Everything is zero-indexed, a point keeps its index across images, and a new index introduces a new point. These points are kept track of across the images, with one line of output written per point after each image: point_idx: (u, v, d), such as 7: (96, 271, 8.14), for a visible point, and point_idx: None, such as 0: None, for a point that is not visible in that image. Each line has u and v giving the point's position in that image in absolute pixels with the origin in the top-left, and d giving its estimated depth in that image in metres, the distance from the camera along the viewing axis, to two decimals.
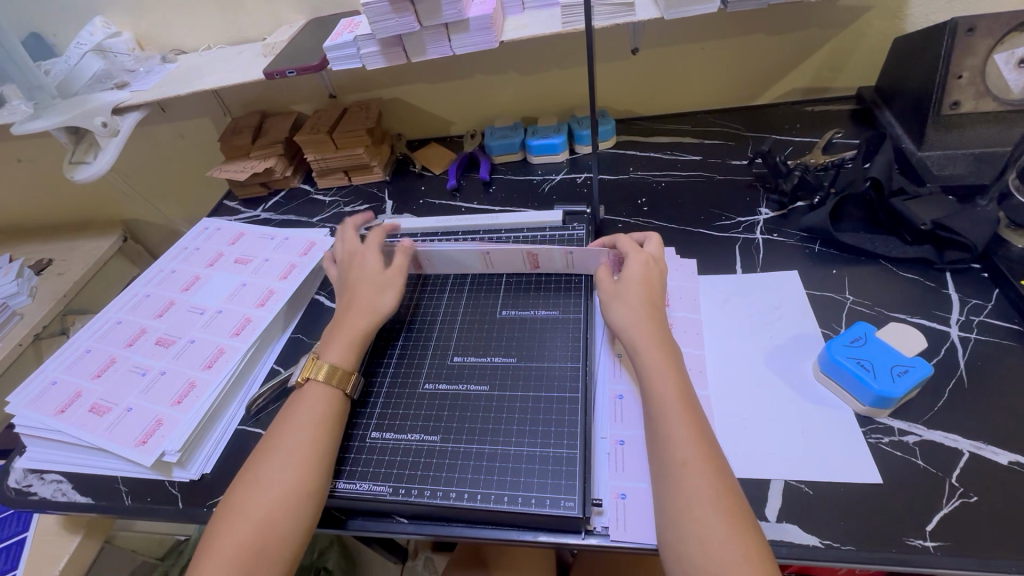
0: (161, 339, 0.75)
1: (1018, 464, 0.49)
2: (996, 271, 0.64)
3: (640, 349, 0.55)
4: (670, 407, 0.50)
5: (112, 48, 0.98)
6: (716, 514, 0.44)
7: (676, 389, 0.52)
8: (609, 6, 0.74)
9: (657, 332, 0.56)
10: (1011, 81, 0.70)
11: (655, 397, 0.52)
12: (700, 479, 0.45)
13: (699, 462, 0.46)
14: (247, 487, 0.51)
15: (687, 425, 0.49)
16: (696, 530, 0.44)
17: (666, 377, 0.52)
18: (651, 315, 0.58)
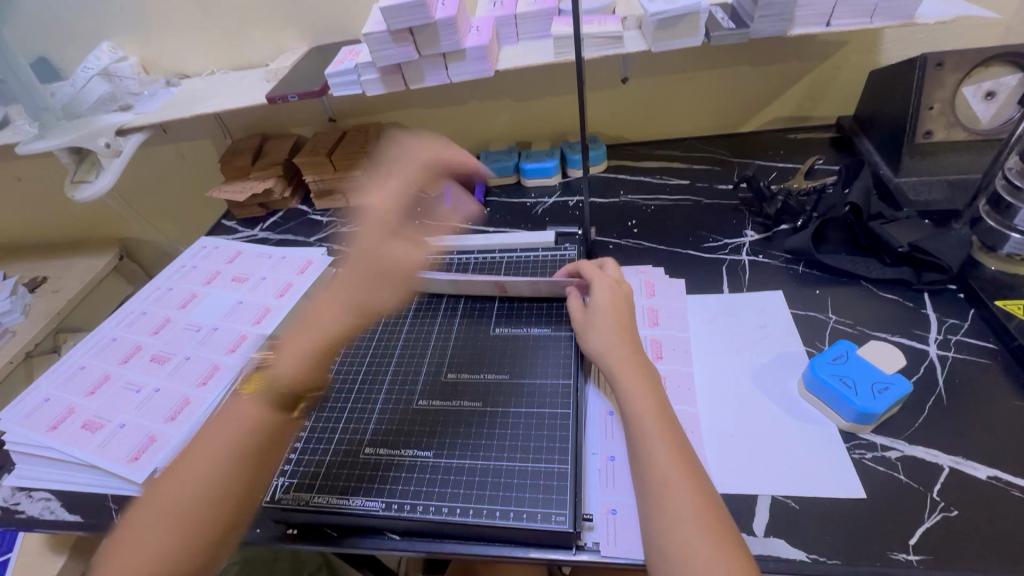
0: (156, 357, 0.76)
1: (996, 478, 0.51)
2: (971, 292, 0.66)
3: (615, 370, 0.57)
4: (649, 426, 0.52)
5: (118, 72, 1.00)
6: (698, 532, 0.44)
7: (654, 410, 0.53)
8: (599, 38, 0.77)
9: (634, 355, 0.58)
10: (980, 112, 0.75)
11: (634, 416, 0.53)
12: (683, 496, 0.47)
13: (681, 482, 0.47)
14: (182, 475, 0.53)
15: (666, 443, 0.50)
16: (681, 549, 0.44)
17: (644, 398, 0.54)
18: (627, 337, 0.60)
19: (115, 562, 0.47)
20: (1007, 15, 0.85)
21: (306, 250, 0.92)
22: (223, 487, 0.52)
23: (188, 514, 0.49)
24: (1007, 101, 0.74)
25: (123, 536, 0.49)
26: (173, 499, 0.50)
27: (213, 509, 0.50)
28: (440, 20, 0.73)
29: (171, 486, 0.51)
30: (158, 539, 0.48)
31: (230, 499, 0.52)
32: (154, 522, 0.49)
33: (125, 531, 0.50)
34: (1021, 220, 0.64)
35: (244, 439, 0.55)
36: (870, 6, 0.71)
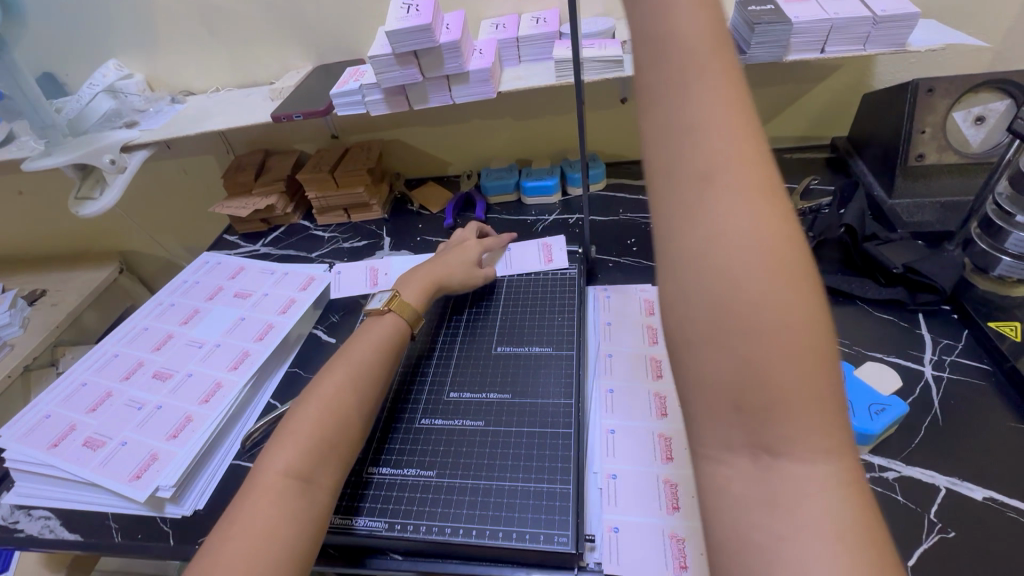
0: (159, 373, 0.76)
1: (992, 500, 0.51)
2: (964, 312, 0.67)
3: (661, 148, 0.31)
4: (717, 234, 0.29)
5: (123, 89, 1.02)
6: (803, 394, 0.27)
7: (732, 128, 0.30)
8: (599, 62, 0.79)
9: (720, 83, 0.30)
10: (970, 136, 0.77)
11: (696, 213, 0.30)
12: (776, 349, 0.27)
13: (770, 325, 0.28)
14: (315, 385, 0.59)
15: (759, 247, 0.28)
16: (766, 414, 0.27)
17: (718, 188, 0.29)
18: (709, 58, 0.31)
19: (287, 447, 0.53)
20: (996, 43, 0.87)
21: (308, 267, 0.92)
22: (369, 391, 0.60)
23: (344, 410, 0.57)
24: (997, 127, 0.76)
25: (287, 426, 0.55)
26: (331, 396, 0.57)
27: (362, 410, 0.58)
28: (444, 44, 0.74)
29: (336, 382, 0.59)
30: (322, 432, 0.55)
31: (371, 402, 0.60)
32: (317, 412, 0.56)
33: (289, 421, 0.55)
34: (1010, 244, 0.66)
35: (384, 356, 0.64)
36: (863, 34, 0.73)
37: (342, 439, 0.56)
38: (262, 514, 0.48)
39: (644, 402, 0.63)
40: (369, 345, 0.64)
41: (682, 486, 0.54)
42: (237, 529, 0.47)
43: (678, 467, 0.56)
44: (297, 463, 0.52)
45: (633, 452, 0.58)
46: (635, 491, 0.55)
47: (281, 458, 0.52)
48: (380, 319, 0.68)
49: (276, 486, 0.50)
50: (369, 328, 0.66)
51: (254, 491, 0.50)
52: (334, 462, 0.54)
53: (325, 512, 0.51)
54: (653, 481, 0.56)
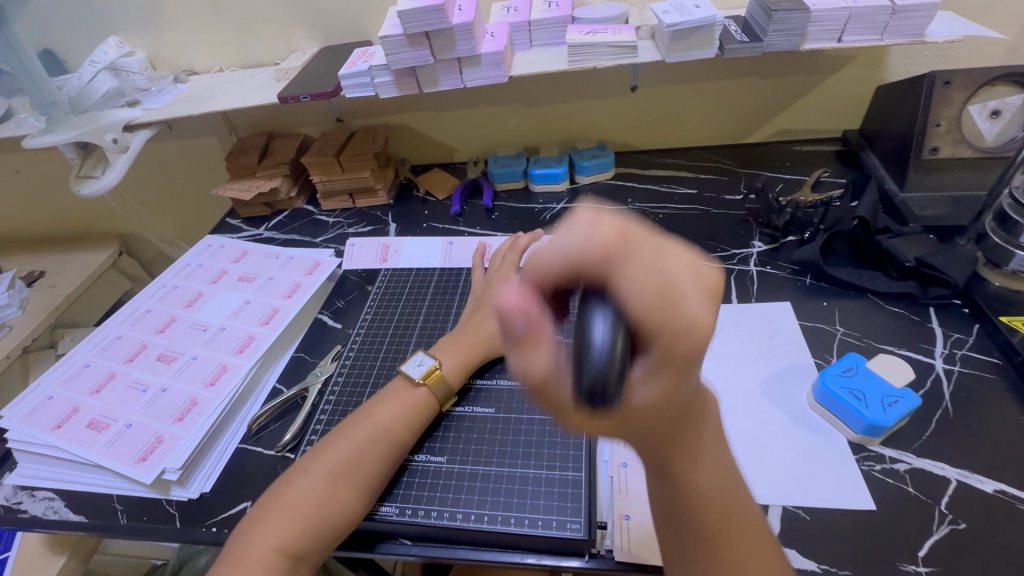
0: (163, 356, 0.75)
1: (1002, 492, 0.52)
2: (976, 306, 0.67)
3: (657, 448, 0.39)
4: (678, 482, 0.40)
5: (125, 67, 1.00)
6: None
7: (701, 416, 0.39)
8: (614, 47, 0.77)
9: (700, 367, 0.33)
10: (984, 130, 0.77)
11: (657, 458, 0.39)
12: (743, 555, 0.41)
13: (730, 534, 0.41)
14: (357, 424, 0.57)
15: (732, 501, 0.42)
16: None
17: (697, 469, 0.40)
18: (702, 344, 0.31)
19: (280, 523, 0.50)
20: (1012, 35, 0.86)
21: (314, 252, 0.91)
22: (378, 473, 0.54)
23: (345, 494, 0.52)
24: (1011, 121, 0.76)
25: (286, 497, 0.51)
26: (336, 472, 0.53)
27: (364, 497, 0.53)
28: (457, 25, 0.73)
29: (344, 458, 0.53)
30: (319, 514, 0.50)
31: (375, 487, 0.54)
32: (320, 490, 0.52)
33: (289, 490, 0.52)
34: None
35: (404, 432, 0.57)
36: (882, 23, 0.72)
37: (341, 521, 0.51)
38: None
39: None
40: (387, 417, 0.57)
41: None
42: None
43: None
44: (287, 543, 0.49)
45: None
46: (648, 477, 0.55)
47: (278, 521, 0.50)
48: (407, 391, 0.60)
49: (262, 565, 0.48)
50: (393, 396, 0.60)
51: (241, 561, 0.48)
52: (325, 544, 0.51)
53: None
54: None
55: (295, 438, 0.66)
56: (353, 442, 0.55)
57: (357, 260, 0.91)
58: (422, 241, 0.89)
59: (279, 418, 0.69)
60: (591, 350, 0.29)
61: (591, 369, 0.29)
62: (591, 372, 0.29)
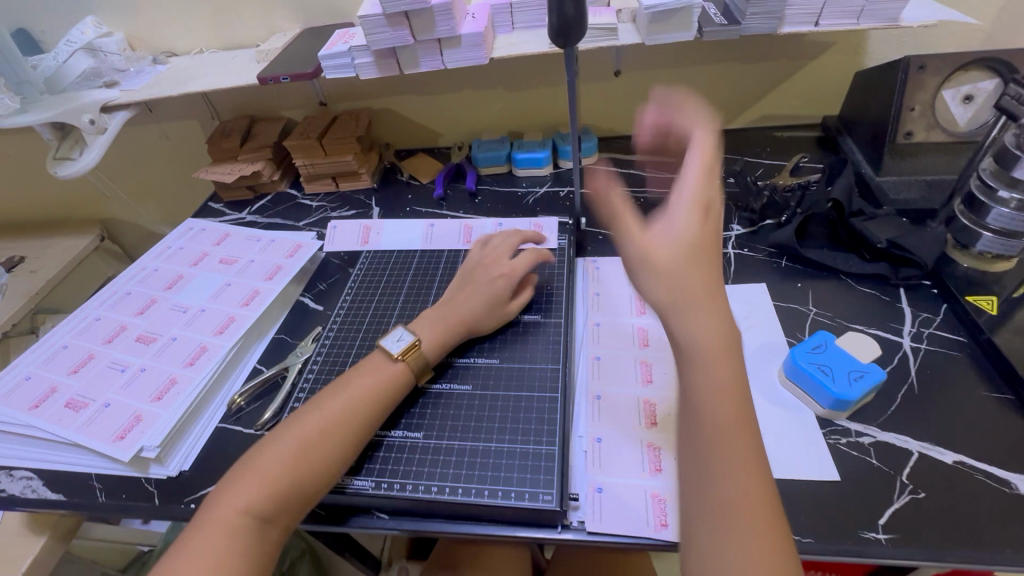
0: (142, 337, 0.75)
1: (961, 462, 0.53)
2: (943, 287, 0.68)
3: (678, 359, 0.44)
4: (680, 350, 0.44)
5: (103, 47, 0.97)
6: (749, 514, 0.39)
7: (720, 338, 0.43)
8: (595, 30, 0.78)
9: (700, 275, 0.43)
10: (957, 115, 0.78)
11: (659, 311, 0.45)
12: (731, 438, 0.41)
13: (723, 414, 0.42)
14: (334, 394, 0.57)
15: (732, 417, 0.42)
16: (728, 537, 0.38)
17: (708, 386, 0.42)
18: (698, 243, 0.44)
19: (246, 485, 0.50)
20: (987, 21, 0.88)
21: (296, 235, 0.91)
22: (347, 445, 0.54)
23: (314, 463, 0.52)
24: (985, 105, 0.77)
25: (255, 461, 0.51)
26: (307, 439, 0.53)
27: (332, 467, 0.53)
28: (436, 5, 0.72)
29: (315, 426, 0.54)
30: (287, 480, 0.50)
31: (343, 458, 0.54)
32: (290, 456, 0.51)
33: (259, 454, 0.52)
34: (993, 220, 0.65)
35: (379, 404, 0.57)
36: (858, 7, 0.73)
37: (309, 489, 0.52)
38: (209, 555, 0.46)
39: (627, 368, 0.64)
40: (362, 391, 0.57)
41: (666, 449, 0.55)
42: (186, 559, 0.46)
43: (664, 432, 0.57)
44: (253, 507, 0.49)
45: (618, 417, 0.59)
46: (621, 451, 0.56)
47: (246, 490, 0.49)
48: (385, 365, 0.60)
49: (229, 527, 0.48)
50: (368, 369, 0.59)
51: (208, 523, 0.48)
52: (294, 511, 0.51)
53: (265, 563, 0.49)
54: (637, 445, 0.56)
55: (274, 416, 0.66)
56: (329, 411, 0.55)
57: (339, 242, 0.91)
58: (403, 224, 0.88)
59: (259, 398, 0.70)
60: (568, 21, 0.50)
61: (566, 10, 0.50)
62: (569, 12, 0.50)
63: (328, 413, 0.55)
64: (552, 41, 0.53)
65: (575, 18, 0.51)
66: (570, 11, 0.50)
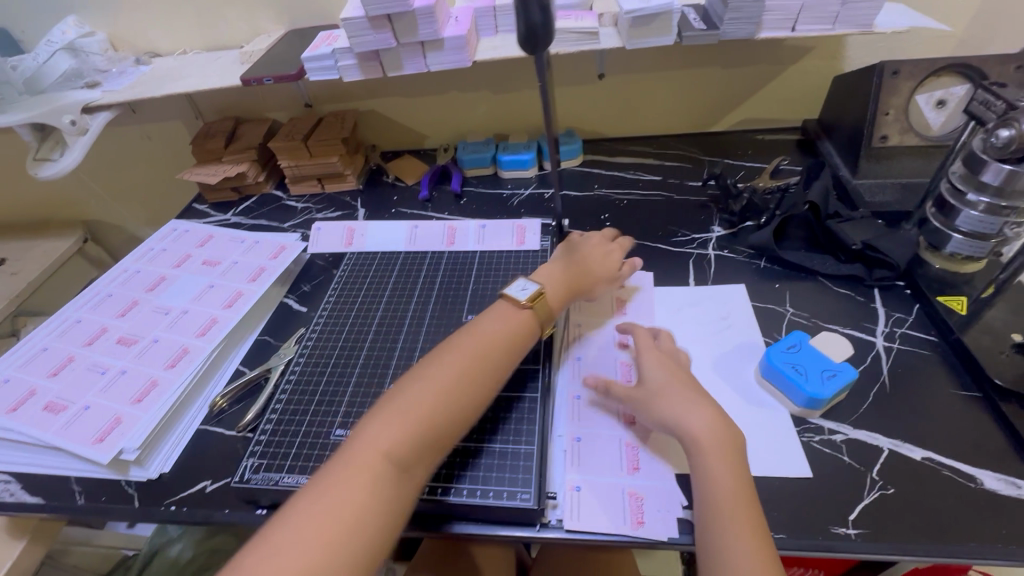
0: (123, 339, 0.75)
1: (930, 459, 0.55)
2: (916, 288, 0.70)
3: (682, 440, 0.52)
4: (670, 405, 0.54)
5: (85, 48, 0.97)
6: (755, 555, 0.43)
7: (712, 424, 0.51)
8: (577, 34, 0.78)
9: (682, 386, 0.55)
10: (930, 119, 0.79)
11: (651, 391, 0.56)
12: (721, 457, 0.49)
13: (710, 439, 0.50)
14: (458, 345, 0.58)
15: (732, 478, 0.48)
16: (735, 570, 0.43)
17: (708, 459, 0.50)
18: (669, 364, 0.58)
19: (389, 427, 0.50)
20: (961, 28, 0.89)
21: (280, 236, 0.91)
22: (482, 392, 0.56)
23: (454, 406, 0.53)
24: (956, 110, 0.79)
25: (394, 405, 0.52)
26: (446, 385, 0.54)
27: (467, 412, 0.54)
28: (419, 9, 0.73)
29: (455, 372, 0.55)
30: (430, 423, 0.51)
31: (477, 406, 0.55)
32: (430, 400, 0.52)
33: (398, 398, 0.52)
34: (962, 222, 0.66)
35: (507, 351, 0.59)
36: (833, 14, 0.74)
37: (447, 434, 0.52)
38: (352, 496, 0.46)
39: (608, 368, 0.65)
40: (492, 341, 0.59)
41: (643, 448, 0.56)
42: (324, 501, 0.45)
43: (641, 431, 0.58)
44: (397, 450, 0.49)
45: (597, 417, 0.60)
46: (598, 451, 0.57)
47: (385, 435, 0.49)
48: (506, 318, 0.62)
49: (372, 469, 0.47)
50: (494, 321, 0.61)
51: (348, 464, 0.48)
52: (429, 457, 0.51)
53: (404, 510, 0.48)
54: (615, 444, 0.57)
55: (256, 418, 0.66)
56: (459, 359, 0.56)
57: (324, 244, 0.91)
58: (387, 226, 0.88)
59: (240, 399, 0.70)
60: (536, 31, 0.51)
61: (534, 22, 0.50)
62: (536, 25, 0.50)
63: (458, 361, 0.56)
64: (522, 48, 0.53)
65: (542, 25, 0.51)
66: (537, 18, 0.50)
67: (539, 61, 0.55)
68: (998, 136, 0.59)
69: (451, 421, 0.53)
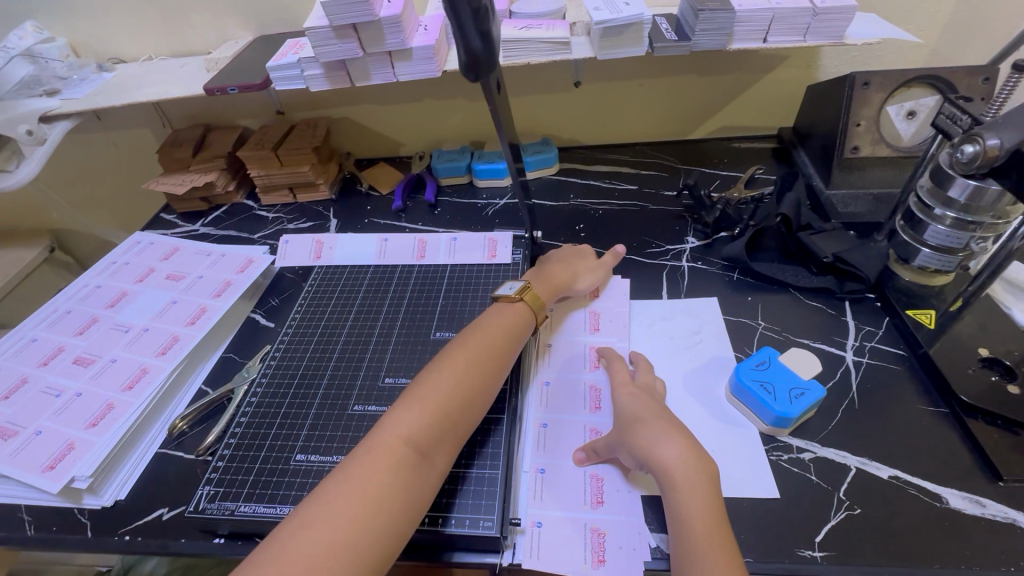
0: (79, 359, 0.72)
1: (897, 478, 0.54)
2: (886, 301, 0.70)
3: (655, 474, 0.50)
4: (643, 437, 0.52)
5: (43, 54, 0.94)
6: None
7: (686, 457, 0.50)
8: (548, 44, 0.77)
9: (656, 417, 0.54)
10: (902, 130, 0.79)
11: (624, 423, 0.55)
12: (694, 491, 0.48)
13: (683, 473, 0.49)
14: (470, 336, 0.60)
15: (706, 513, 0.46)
16: None
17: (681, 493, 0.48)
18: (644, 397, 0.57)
19: (409, 414, 0.51)
20: (932, 38, 0.90)
21: (247, 248, 0.88)
22: (495, 376, 0.57)
23: (470, 393, 0.54)
24: (925, 121, 0.79)
25: (414, 392, 0.53)
26: (464, 371, 0.55)
27: (484, 397, 0.56)
28: (384, 18, 0.71)
29: (469, 357, 0.56)
30: (449, 409, 0.52)
31: (490, 391, 0.56)
32: (448, 387, 0.53)
33: (419, 385, 0.53)
34: (930, 236, 0.67)
35: (511, 342, 0.61)
36: (804, 25, 0.74)
37: (463, 418, 0.53)
38: (377, 478, 0.46)
39: (576, 393, 0.64)
40: (500, 331, 0.61)
41: (608, 480, 0.55)
42: (347, 485, 0.45)
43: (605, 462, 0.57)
44: (417, 434, 0.49)
45: (563, 447, 0.59)
46: (561, 483, 0.56)
47: (406, 421, 0.50)
48: (508, 311, 0.64)
49: (394, 454, 0.48)
50: (499, 314, 0.63)
51: (371, 450, 0.48)
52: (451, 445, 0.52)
53: (427, 494, 0.49)
54: (580, 475, 0.56)
55: (216, 441, 0.64)
56: (471, 349, 0.57)
57: (292, 259, 0.88)
58: (356, 240, 0.86)
59: (201, 421, 0.68)
60: (477, 56, 0.50)
61: (475, 51, 0.50)
62: (478, 51, 0.50)
63: (470, 351, 0.57)
64: (463, 74, 0.52)
65: (484, 52, 0.50)
66: (477, 44, 0.49)
67: (484, 86, 0.54)
68: (964, 152, 0.57)
69: (466, 408, 0.54)
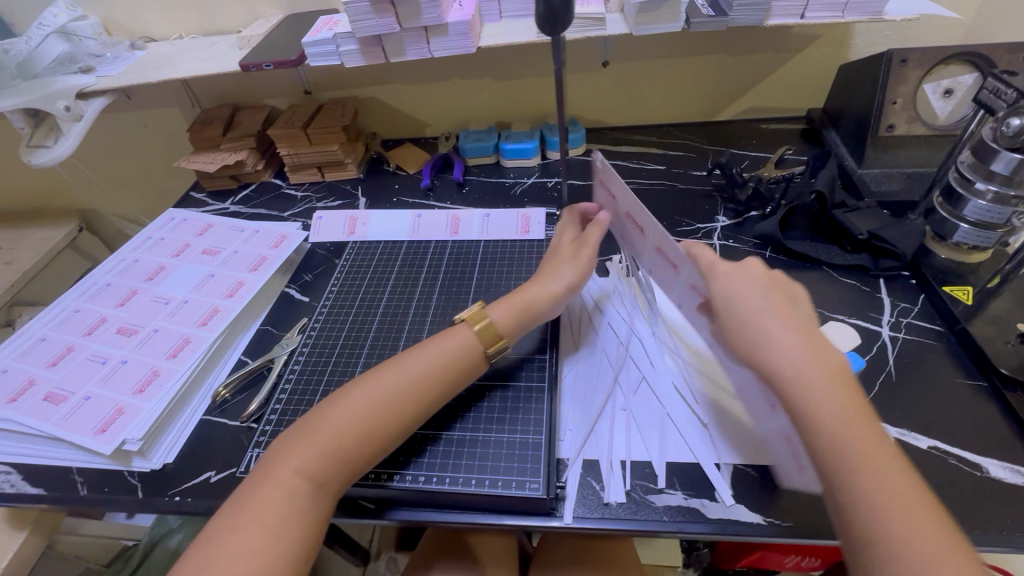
0: (123, 329, 0.74)
1: (935, 448, 0.55)
2: (922, 278, 0.70)
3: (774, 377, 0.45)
4: (743, 340, 0.47)
5: (78, 31, 0.95)
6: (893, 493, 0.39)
7: (804, 360, 0.44)
8: (583, 19, 0.77)
9: (758, 311, 0.47)
10: (938, 109, 0.79)
11: (728, 321, 0.48)
12: (828, 397, 0.43)
13: (809, 371, 0.44)
14: (389, 367, 0.56)
15: (842, 414, 0.42)
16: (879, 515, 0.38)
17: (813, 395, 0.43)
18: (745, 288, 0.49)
19: (306, 448, 0.49)
20: (969, 16, 0.89)
21: (280, 224, 0.89)
22: (405, 414, 0.53)
23: (371, 432, 0.51)
24: (963, 99, 0.78)
25: (312, 427, 0.51)
26: (369, 405, 0.52)
27: (392, 434, 0.52)
28: None
29: (373, 390, 0.53)
30: (342, 447, 0.50)
31: (400, 426, 0.53)
32: (348, 423, 0.51)
33: (319, 417, 0.51)
34: (969, 212, 0.67)
35: (437, 379, 0.55)
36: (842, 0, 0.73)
37: (355, 458, 0.50)
38: (268, 510, 0.46)
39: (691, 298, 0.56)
40: (425, 361, 0.56)
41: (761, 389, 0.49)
42: (239, 516, 0.46)
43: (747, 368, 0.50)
44: (309, 468, 0.48)
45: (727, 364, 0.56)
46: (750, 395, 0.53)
47: (297, 456, 0.49)
48: (451, 337, 0.58)
49: (284, 487, 0.47)
50: (432, 343, 0.58)
51: (263, 481, 0.48)
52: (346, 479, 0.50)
53: (316, 530, 0.47)
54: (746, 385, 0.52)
55: (260, 408, 0.66)
56: (385, 381, 0.54)
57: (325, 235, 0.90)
58: (389, 217, 0.88)
59: (243, 390, 0.69)
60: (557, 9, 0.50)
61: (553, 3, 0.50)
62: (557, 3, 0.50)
63: (383, 383, 0.53)
64: (540, 29, 0.53)
65: (563, 6, 0.50)
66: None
67: (556, 42, 0.55)
68: (1010, 125, 0.60)
69: (370, 444, 0.51)
